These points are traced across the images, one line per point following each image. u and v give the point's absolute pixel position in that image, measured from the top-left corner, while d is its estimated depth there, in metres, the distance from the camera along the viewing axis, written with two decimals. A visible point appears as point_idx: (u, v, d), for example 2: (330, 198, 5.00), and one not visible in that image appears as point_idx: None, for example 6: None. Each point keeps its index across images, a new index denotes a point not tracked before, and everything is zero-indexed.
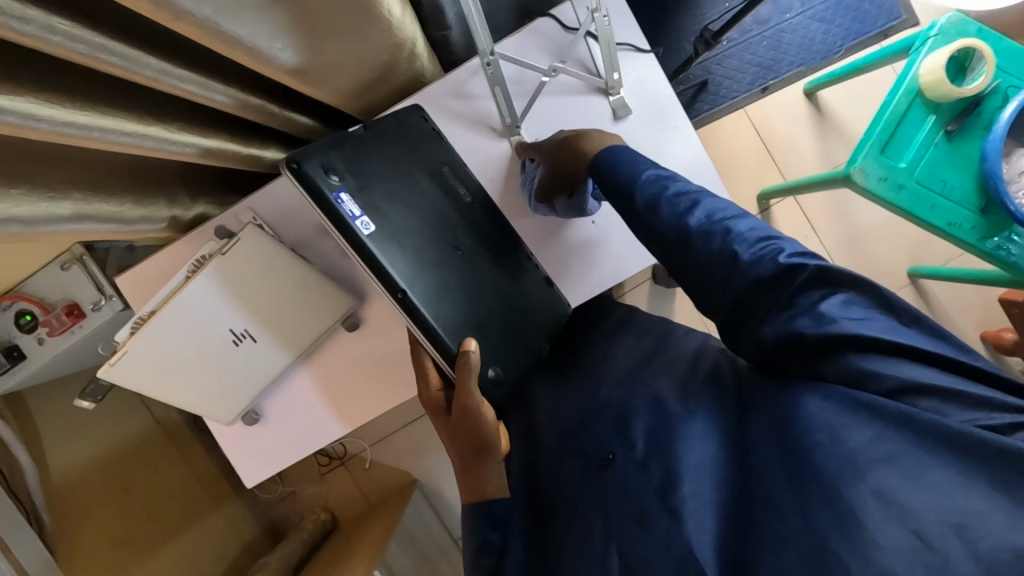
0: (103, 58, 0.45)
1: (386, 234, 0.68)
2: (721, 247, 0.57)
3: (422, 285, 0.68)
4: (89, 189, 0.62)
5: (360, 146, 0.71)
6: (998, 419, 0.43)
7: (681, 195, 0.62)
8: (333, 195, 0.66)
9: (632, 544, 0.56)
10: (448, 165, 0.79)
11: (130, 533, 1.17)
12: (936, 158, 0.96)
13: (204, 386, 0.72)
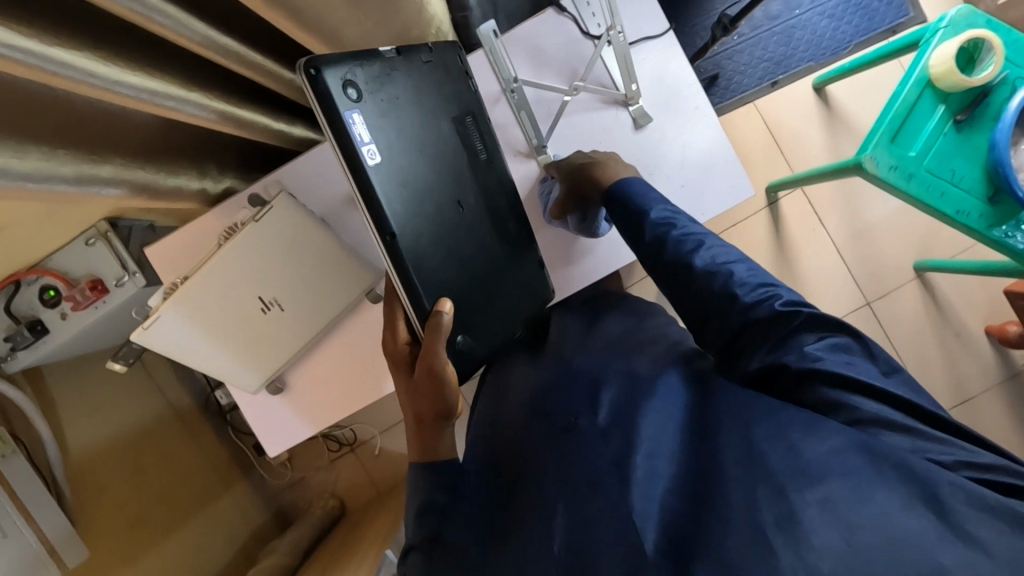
0: (157, 20, 0.47)
1: (389, 169, 0.63)
2: (721, 286, 0.64)
3: (413, 233, 0.64)
4: (129, 156, 0.65)
5: (383, 73, 0.65)
6: (945, 456, 0.49)
7: (686, 237, 0.69)
8: (346, 114, 0.60)
9: (583, 509, 0.58)
10: (472, 115, 0.76)
11: (145, 513, 1.18)
12: (946, 147, 0.98)
13: (234, 353, 0.74)
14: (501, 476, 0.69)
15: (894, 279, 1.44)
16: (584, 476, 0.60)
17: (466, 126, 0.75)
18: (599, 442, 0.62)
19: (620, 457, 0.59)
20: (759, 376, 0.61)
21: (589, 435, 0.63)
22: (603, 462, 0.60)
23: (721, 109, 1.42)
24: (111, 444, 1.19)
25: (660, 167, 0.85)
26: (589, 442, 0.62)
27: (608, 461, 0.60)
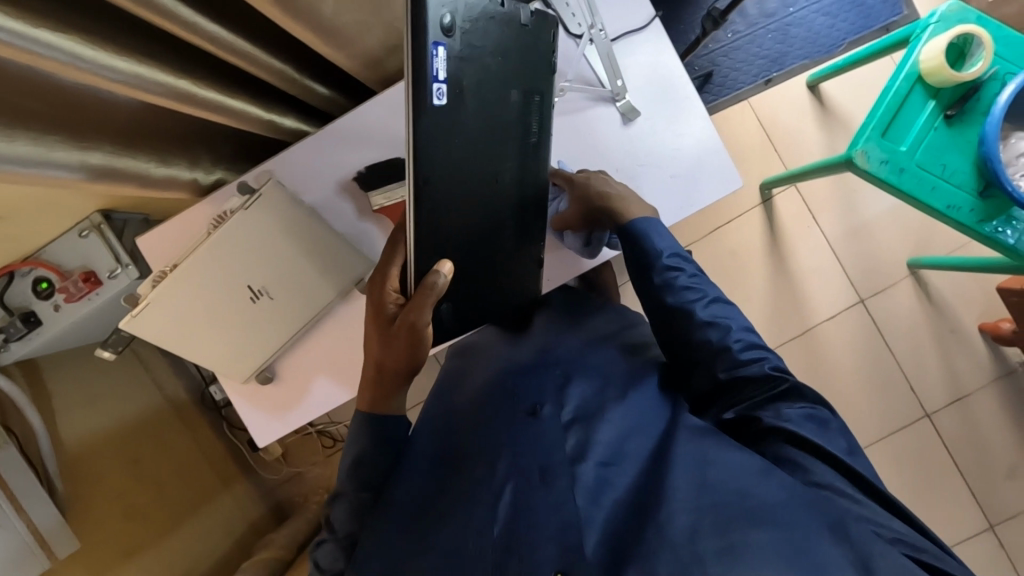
0: (148, 8, 0.49)
1: (448, 117, 0.62)
2: (716, 345, 0.73)
3: (437, 194, 0.64)
4: (120, 143, 0.65)
5: (481, 20, 0.62)
6: (883, 529, 0.58)
7: (683, 291, 0.77)
8: (431, 45, 0.58)
9: (527, 491, 0.71)
10: (540, 96, 0.71)
11: (140, 505, 1.18)
12: (937, 142, 0.98)
13: (224, 342, 0.75)
14: (465, 467, 0.78)
15: (889, 276, 1.44)
16: (537, 464, 0.72)
17: (530, 104, 0.70)
18: (557, 434, 0.74)
19: (574, 455, 0.72)
20: (733, 423, 0.72)
21: (547, 422, 0.75)
22: (558, 457, 0.72)
23: (717, 106, 1.42)
24: (108, 435, 1.19)
25: (651, 159, 0.85)
26: (543, 432, 0.75)
27: (563, 458, 0.71)
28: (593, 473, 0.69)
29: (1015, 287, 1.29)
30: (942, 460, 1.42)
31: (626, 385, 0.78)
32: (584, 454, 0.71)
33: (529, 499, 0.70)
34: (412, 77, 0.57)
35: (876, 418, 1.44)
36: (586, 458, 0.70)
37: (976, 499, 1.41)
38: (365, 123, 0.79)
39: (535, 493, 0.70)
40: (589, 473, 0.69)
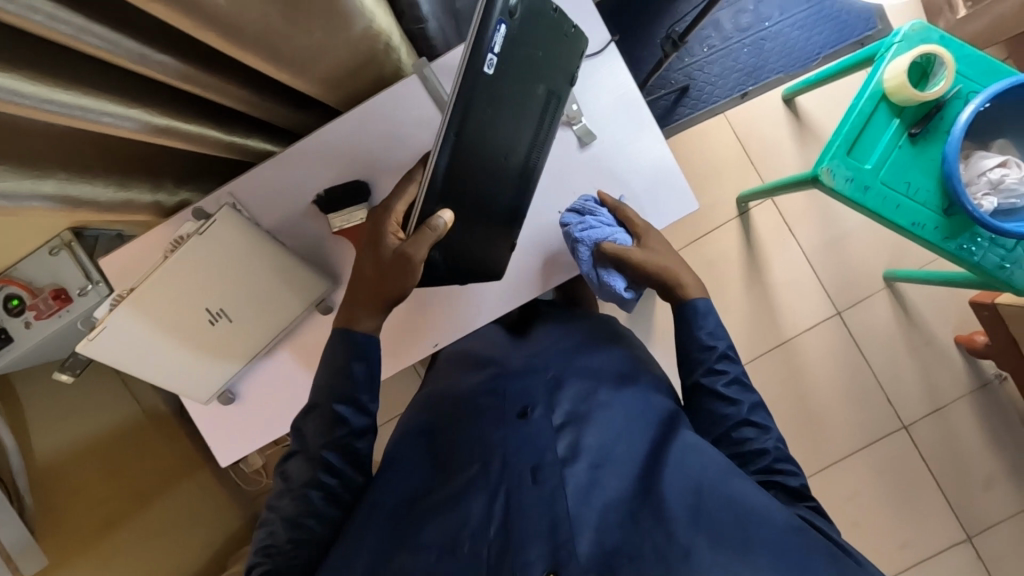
0: (83, 37, 0.49)
1: (489, 87, 0.67)
2: (753, 444, 0.75)
3: (461, 157, 0.68)
4: (75, 170, 0.66)
5: (533, 19, 0.69)
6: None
7: (731, 381, 0.78)
8: (497, 20, 0.63)
9: (518, 491, 0.70)
10: (556, 98, 0.79)
11: (122, 516, 1.19)
12: (901, 160, 0.99)
13: (184, 365, 0.76)
14: (429, 486, 0.78)
15: (865, 288, 1.45)
16: (529, 463, 0.72)
17: (547, 103, 0.78)
18: (549, 436, 0.75)
19: (565, 456, 0.73)
20: None
21: (538, 423, 0.77)
22: (550, 457, 0.72)
23: (693, 120, 1.44)
24: (84, 449, 1.21)
25: (606, 183, 0.86)
26: (534, 432, 0.76)
27: (553, 459, 0.72)
28: (586, 472, 0.71)
29: (987, 301, 1.29)
30: (919, 471, 1.42)
31: (615, 393, 0.81)
32: (577, 454, 0.73)
33: (520, 499, 0.69)
34: (474, 40, 0.62)
35: (853, 428, 1.44)
36: (579, 460, 0.72)
37: (953, 510, 1.40)
38: (329, 143, 0.80)
39: (525, 492, 0.70)
40: (579, 474, 0.71)
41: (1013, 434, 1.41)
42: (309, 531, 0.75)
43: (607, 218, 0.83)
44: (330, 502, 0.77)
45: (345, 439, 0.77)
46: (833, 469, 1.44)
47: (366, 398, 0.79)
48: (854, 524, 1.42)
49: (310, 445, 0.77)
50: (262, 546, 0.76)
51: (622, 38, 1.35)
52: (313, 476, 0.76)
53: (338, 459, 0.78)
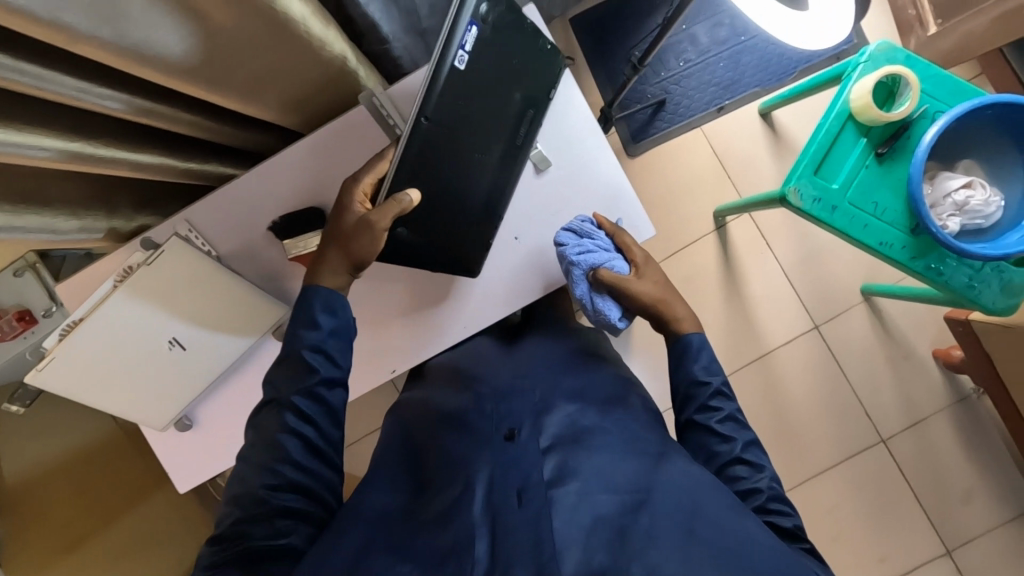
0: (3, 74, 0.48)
1: (461, 83, 0.71)
2: (745, 482, 0.72)
3: (432, 141, 0.72)
4: (20, 201, 0.67)
5: (508, 29, 0.74)
6: None
7: (725, 419, 0.77)
8: (469, 21, 0.68)
9: (506, 513, 0.65)
10: (533, 109, 0.83)
11: (87, 536, 1.21)
12: (868, 180, 0.99)
13: (137, 392, 0.77)
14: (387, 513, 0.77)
15: (843, 301, 1.44)
16: (514, 487, 0.68)
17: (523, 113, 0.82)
18: (535, 457, 0.71)
19: (552, 480, 0.67)
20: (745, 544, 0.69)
21: (524, 445, 0.73)
22: (535, 479, 0.68)
23: (670, 133, 1.43)
24: (52, 472, 1.24)
25: (563, 208, 0.88)
26: (521, 455, 0.72)
27: (540, 481, 0.67)
28: (577, 491, 0.65)
29: (961, 317, 1.29)
30: (898, 485, 1.41)
31: (603, 419, 0.78)
32: (568, 477, 0.67)
33: (505, 523, 0.64)
34: (445, 35, 0.67)
35: (831, 441, 1.43)
36: (571, 480, 0.66)
37: (933, 525, 1.39)
38: (283, 170, 0.81)
39: (511, 516, 0.65)
40: (571, 495, 0.65)
41: (992, 449, 1.40)
42: (287, 478, 0.70)
43: (604, 242, 0.83)
44: (308, 452, 0.72)
45: (314, 384, 0.74)
46: (812, 483, 1.43)
47: (335, 347, 0.77)
48: (833, 538, 1.41)
49: (280, 395, 0.74)
50: (237, 499, 0.70)
51: (597, 53, 1.35)
52: (283, 422, 0.72)
53: (311, 406, 0.74)
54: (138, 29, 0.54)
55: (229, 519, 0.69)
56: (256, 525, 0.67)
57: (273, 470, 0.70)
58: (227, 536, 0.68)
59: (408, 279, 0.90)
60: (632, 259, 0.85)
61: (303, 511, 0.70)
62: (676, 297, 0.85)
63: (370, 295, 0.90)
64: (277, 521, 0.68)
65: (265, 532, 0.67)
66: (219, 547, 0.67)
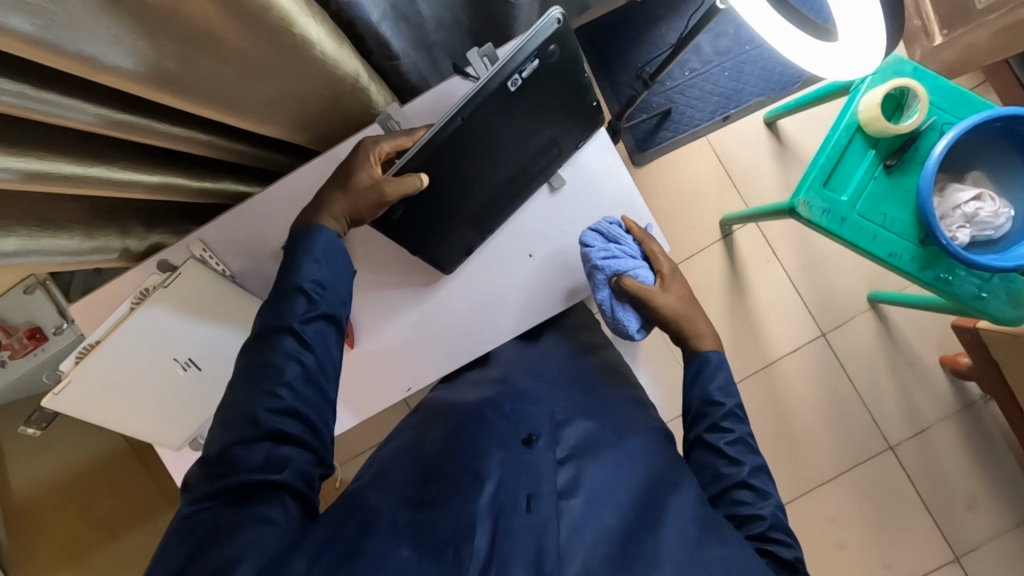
0: (23, 104, 0.48)
1: (501, 101, 0.74)
2: (748, 507, 0.72)
3: (449, 144, 0.74)
4: (35, 224, 0.67)
5: (562, 75, 0.77)
6: None
7: (735, 441, 0.76)
8: (532, 54, 0.72)
9: (509, 514, 0.64)
10: (556, 152, 0.85)
11: (89, 552, 1.23)
12: (876, 192, 0.99)
13: (149, 411, 0.77)
14: None
15: (848, 309, 1.45)
16: (524, 490, 0.67)
17: (549, 140, 0.83)
18: (549, 466, 0.71)
19: (563, 489, 0.69)
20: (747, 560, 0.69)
21: (542, 453, 0.72)
22: (546, 488, 0.67)
23: (675, 143, 1.42)
24: (53, 487, 1.23)
25: (577, 227, 0.88)
26: (536, 461, 0.71)
27: (551, 489, 0.67)
28: (583, 507, 0.67)
29: (968, 325, 1.29)
30: (904, 493, 1.41)
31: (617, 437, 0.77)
32: (575, 489, 0.69)
33: (508, 524, 0.63)
34: (511, 55, 0.70)
35: (837, 450, 1.43)
36: (576, 495, 0.68)
37: (939, 533, 1.39)
38: (293, 190, 0.81)
39: (516, 519, 0.64)
40: (575, 510, 0.66)
41: (997, 456, 1.40)
42: (284, 404, 0.64)
43: (631, 248, 0.84)
44: (306, 383, 0.66)
45: (315, 317, 0.70)
46: (818, 491, 1.43)
47: (328, 292, 0.72)
48: (841, 546, 1.41)
49: (276, 321, 0.68)
50: (222, 423, 0.64)
51: (601, 63, 1.36)
52: (281, 347, 0.66)
53: (311, 334, 0.69)
54: (161, 60, 0.54)
55: (214, 443, 0.62)
56: (248, 449, 0.61)
57: (270, 394, 0.64)
58: (213, 458, 0.61)
59: (423, 295, 0.91)
60: (658, 269, 0.85)
61: (300, 440, 0.64)
62: (700, 313, 0.85)
63: (380, 315, 0.91)
64: (273, 450, 0.62)
65: (256, 463, 0.61)
66: (207, 470, 0.61)
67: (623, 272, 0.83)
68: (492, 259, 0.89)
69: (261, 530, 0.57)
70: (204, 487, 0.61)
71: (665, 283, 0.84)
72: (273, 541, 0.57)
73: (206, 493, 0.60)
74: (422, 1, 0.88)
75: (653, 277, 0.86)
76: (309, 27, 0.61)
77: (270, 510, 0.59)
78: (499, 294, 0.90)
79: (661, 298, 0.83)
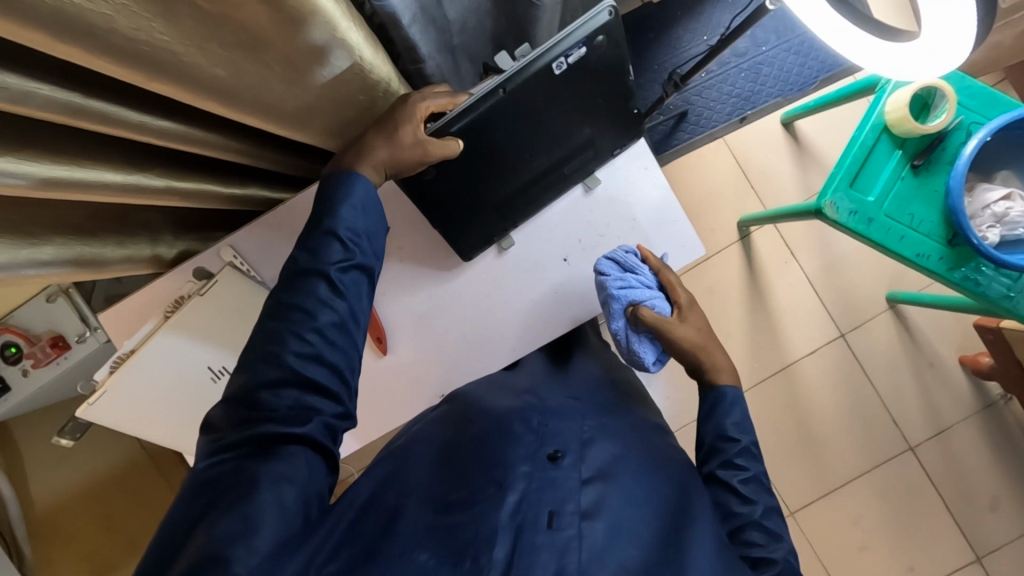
0: (71, 114, 0.48)
1: (542, 86, 0.73)
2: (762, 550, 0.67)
3: (477, 134, 0.74)
4: (70, 233, 0.66)
5: (609, 69, 0.75)
6: None
7: (749, 479, 0.72)
8: (580, 40, 0.69)
9: (530, 531, 0.60)
10: (592, 151, 0.84)
11: (111, 561, 1.23)
12: (904, 192, 0.98)
13: (182, 421, 0.78)
14: None
15: (867, 311, 1.44)
16: (547, 507, 0.62)
17: (582, 136, 0.82)
18: (573, 486, 0.65)
19: (586, 510, 0.63)
20: None
21: (568, 471, 0.67)
22: (569, 507, 0.62)
23: (693, 144, 1.39)
24: (76, 493, 1.23)
25: (609, 231, 0.88)
26: (560, 478, 0.66)
27: (574, 509, 0.62)
28: (604, 533, 0.61)
29: (991, 324, 1.30)
30: (926, 495, 1.40)
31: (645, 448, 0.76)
32: (597, 511, 0.63)
33: (529, 539, 0.59)
34: (556, 39, 0.69)
35: (858, 451, 1.42)
36: (599, 517, 0.62)
37: (961, 536, 1.38)
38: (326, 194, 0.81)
39: (537, 535, 0.59)
40: (597, 536, 0.60)
41: (1020, 458, 1.40)
42: (312, 350, 0.62)
43: (647, 278, 0.82)
44: (339, 332, 0.64)
45: (349, 266, 0.67)
46: (840, 493, 1.42)
47: (359, 246, 0.68)
48: (862, 548, 1.40)
49: (309, 264, 0.65)
50: (246, 362, 0.62)
51: None
52: (313, 293, 0.64)
53: (346, 282, 0.66)
54: (209, 70, 0.53)
55: (239, 381, 0.61)
56: (275, 394, 0.60)
57: (300, 339, 0.62)
58: (239, 397, 0.60)
59: (451, 298, 0.90)
60: (675, 300, 0.83)
61: (331, 392, 0.63)
62: (717, 345, 0.82)
63: (407, 318, 0.91)
64: (301, 398, 0.61)
65: (283, 418, 0.59)
66: (232, 409, 0.60)
67: (639, 302, 0.81)
68: (522, 260, 0.89)
69: (280, 491, 0.56)
70: (229, 429, 0.60)
71: (682, 315, 0.83)
72: (289, 497, 0.57)
73: (228, 434, 0.59)
74: (449, 4, 0.88)
75: (669, 308, 0.84)
76: (349, 31, 0.61)
77: (287, 466, 0.58)
78: (533, 298, 0.89)
79: (678, 329, 0.80)
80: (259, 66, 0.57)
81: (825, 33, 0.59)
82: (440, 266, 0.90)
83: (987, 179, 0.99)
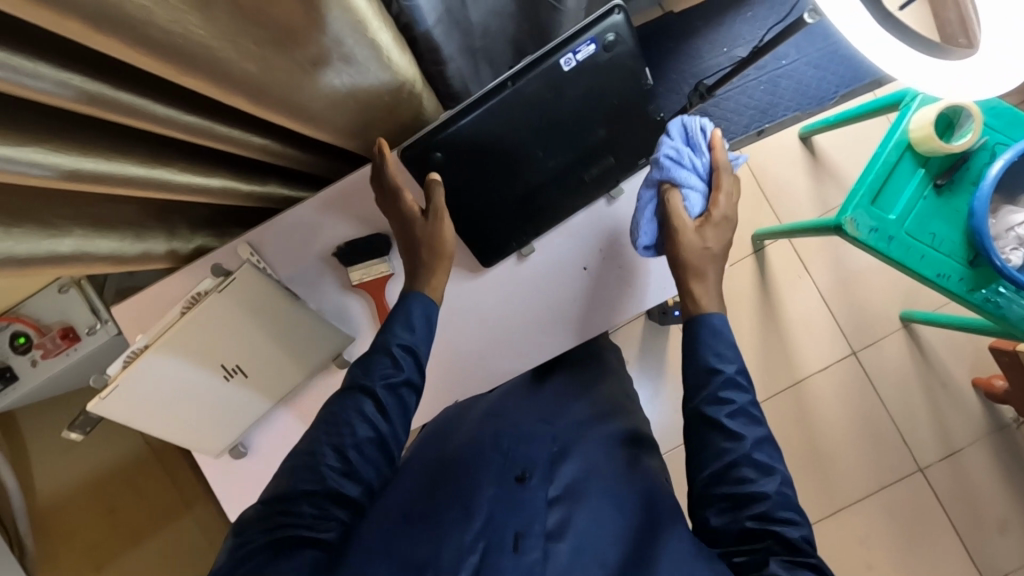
0: (102, 106, 0.47)
1: (551, 81, 0.77)
2: (751, 486, 0.65)
3: (488, 127, 0.78)
4: (92, 226, 0.66)
5: (624, 71, 0.79)
6: None
7: (736, 413, 0.69)
8: (587, 37, 0.75)
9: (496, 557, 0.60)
10: (614, 156, 0.83)
11: (114, 556, 1.22)
12: (926, 211, 0.97)
13: (196, 418, 0.79)
14: None
15: (879, 329, 1.43)
16: (513, 528, 0.63)
17: (603, 141, 0.82)
18: (540, 507, 0.67)
19: (551, 532, 0.64)
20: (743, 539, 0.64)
21: (534, 490, 0.69)
22: (536, 528, 0.64)
23: None
24: (78, 486, 1.22)
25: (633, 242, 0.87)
26: (527, 499, 0.67)
27: (540, 531, 0.64)
28: (569, 551, 0.62)
29: (1007, 347, 1.28)
30: (933, 516, 1.38)
31: (634, 464, 0.76)
32: (563, 532, 0.64)
33: (495, 563, 0.59)
34: (564, 34, 0.75)
35: (867, 468, 1.41)
36: (564, 538, 0.64)
37: (969, 560, 1.36)
38: (351, 196, 0.82)
39: (503, 559, 0.60)
40: (563, 556, 0.62)
41: None
42: (349, 465, 0.66)
43: (700, 166, 0.79)
44: (373, 447, 0.69)
45: (397, 383, 0.72)
46: (847, 512, 1.40)
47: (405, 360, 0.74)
48: (868, 569, 1.38)
49: (359, 380, 0.72)
50: (285, 471, 0.66)
51: None
52: (358, 408, 0.70)
53: (388, 400, 0.72)
54: (243, 67, 0.53)
55: (280, 485, 0.64)
56: (307, 501, 0.63)
57: (338, 453, 0.66)
58: (276, 499, 0.63)
59: (472, 305, 0.88)
60: (710, 205, 0.79)
61: (354, 503, 0.65)
62: None
63: None
64: (327, 508, 0.64)
65: (309, 517, 0.62)
66: (265, 512, 0.62)
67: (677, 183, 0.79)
68: (542, 268, 0.88)
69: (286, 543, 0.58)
70: (254, 526, 0.62)
71: (703, 223, 0.78)
72: None
73: (256, 532, 0.61)
74: (472, 7, 0.87)
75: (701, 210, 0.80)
76: (377, 33, 0.63)
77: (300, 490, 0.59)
78: (552, 310, 0.88)
79: None
80: (290, 64, 0.57)
81: (848, 30, 0.56)
82: (456, 268, 0.88)
83: (1010, 202, 0.98)
